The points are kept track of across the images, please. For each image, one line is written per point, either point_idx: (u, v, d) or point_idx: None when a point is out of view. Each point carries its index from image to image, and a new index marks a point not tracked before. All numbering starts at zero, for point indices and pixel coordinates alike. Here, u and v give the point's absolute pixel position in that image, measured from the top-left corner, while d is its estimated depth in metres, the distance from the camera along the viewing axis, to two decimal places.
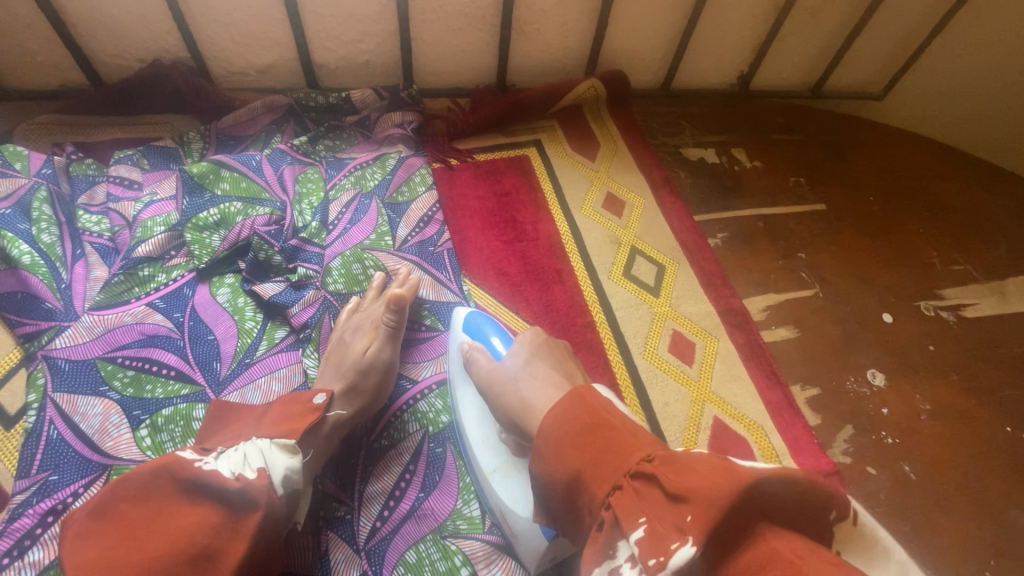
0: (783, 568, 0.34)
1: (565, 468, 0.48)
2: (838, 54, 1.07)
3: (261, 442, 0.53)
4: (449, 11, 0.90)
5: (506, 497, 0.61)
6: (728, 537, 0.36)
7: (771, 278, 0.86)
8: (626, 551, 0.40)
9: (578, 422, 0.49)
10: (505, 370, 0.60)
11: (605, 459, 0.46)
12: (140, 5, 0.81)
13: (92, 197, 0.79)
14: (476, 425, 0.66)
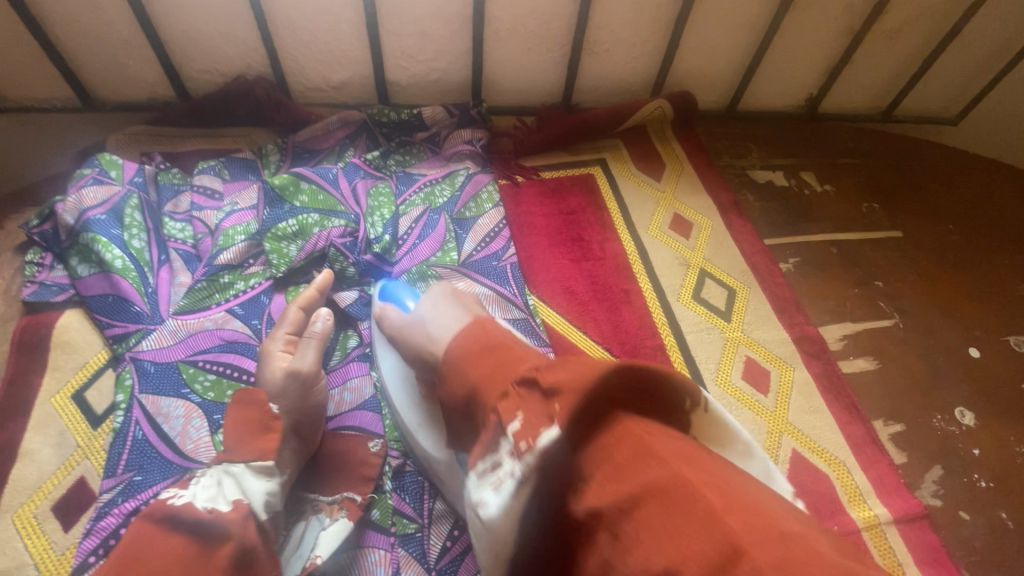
0: (632, 445, 0.39)
1: (463, 385, 0.49)
2: (914, 78, 1.04)
3: (235, 471, 0.54)
4: (522, 32, 0.91)
5: (429, 445, 0.63)
6: (592, 418, 0.41)
7: (848, 306, 0.83)
8: (506, 442, 0.43)
9: (475, 343, 0.51)
10: (416, 313, 0.62)
11: (493, 370, 0.48)
12: (231, 24, 0.85)
13: (177, 206, 0.83)
14: (396, 386, 0.68)
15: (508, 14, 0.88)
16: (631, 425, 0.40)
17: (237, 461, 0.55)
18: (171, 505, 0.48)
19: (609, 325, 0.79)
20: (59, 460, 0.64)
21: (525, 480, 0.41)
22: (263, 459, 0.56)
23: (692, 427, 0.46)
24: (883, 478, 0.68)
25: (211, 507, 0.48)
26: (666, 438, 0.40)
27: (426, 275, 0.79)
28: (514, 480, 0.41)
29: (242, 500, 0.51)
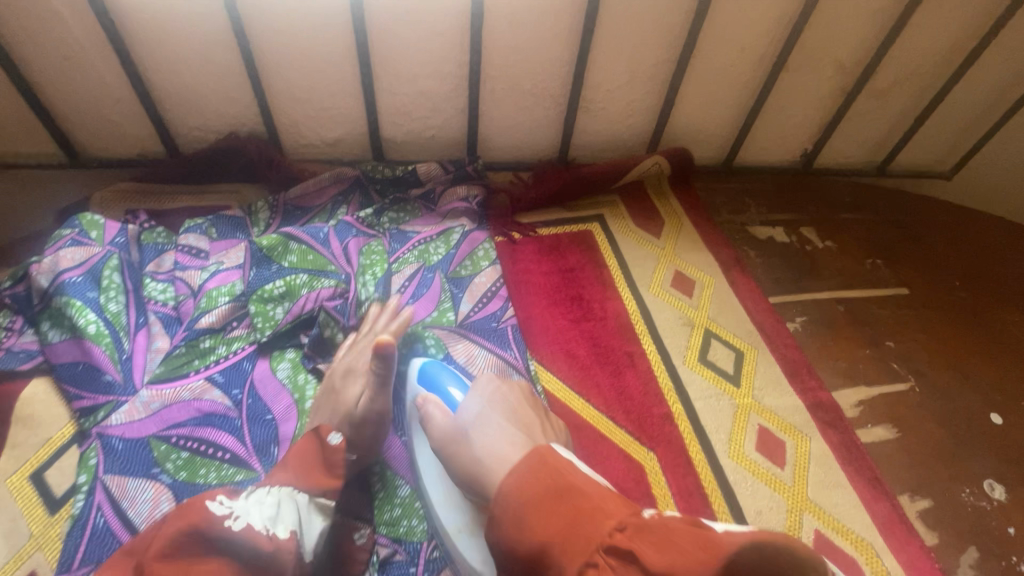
0: None
1: (531, 539, 0.47)
2: (906, 134, 1.04)
3: (299, 501, 0.55)
4: (517, 91, 0.91)
5: (477, 556, 0.58)
6: None
7: (860, 369, 0.79)
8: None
9: (541, 486, 0.50)
10: (466, 425, 0.60)
11: (574, 531, 0.46)
12: (225, 83, 0.85)
13: (160, 265, 0.80)
14: (436, 485, 0.63)
15: (504, 73, 0.89)
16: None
17: (303, 491, 0.57)
18: (229, 529, 0.47)
19: (613, 391, 0.75)
20: (10, 552, 0.58)
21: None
22: (325, 496, 0.58)
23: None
24: (914, 563, 0.63)
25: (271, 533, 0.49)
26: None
27: (421, 338, 0.75)
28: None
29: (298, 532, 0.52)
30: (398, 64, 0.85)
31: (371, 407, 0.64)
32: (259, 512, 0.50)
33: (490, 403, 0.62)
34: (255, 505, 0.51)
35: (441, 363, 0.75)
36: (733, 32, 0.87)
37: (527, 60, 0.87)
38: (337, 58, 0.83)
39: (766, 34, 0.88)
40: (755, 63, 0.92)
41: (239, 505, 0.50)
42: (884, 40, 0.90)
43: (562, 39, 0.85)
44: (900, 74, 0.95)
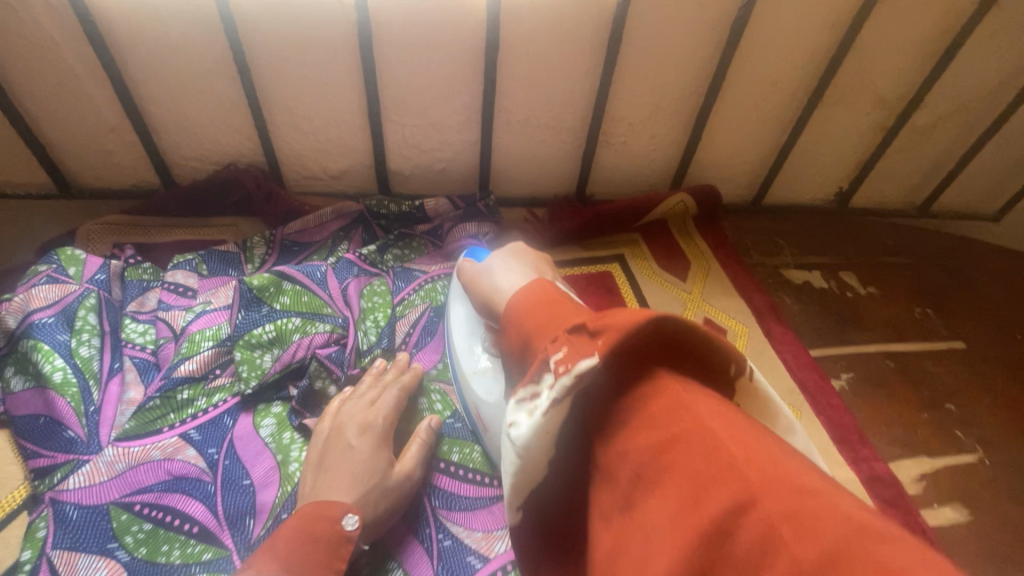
0: (677, 399, 0.35)
1: (512, 319, 0.44)
2: (950, 173, 0.97)
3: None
4: (533, 123, 0.86)
5: (487, 391, 0.62)
6: (634, 369, 0.37)
7: (919, 436, 0.70)
8: (548, 373, 0.38)
9: (539, 292, 0.45)
10: (490, 268, 0.64)
11: (551, 311, 0.42)
12: (225, 112, 0.80)
13: (143, 303, 0.74)
14: (464, 337, 0.67)
15: (521, 105, 0.83)
16: (678, 386, 0.36)
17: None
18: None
19: None
20: None
21: (564, 401, 0.37)
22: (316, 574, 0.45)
23: (732, 395, 0.42)
24: None
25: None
26: (708, 400, 0.35)
27: (426, 392, 0.69)
28: (552, 403, 0.37)
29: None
30: (407, 95, 0.81)
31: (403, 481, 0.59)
32: None
33: (508, 254, 0.66)
34: None
35: (447, 421, 0.67)
36: (766, 63, 0.82)
37: (546, 90, 0.82)
38: (343, 87, 0.79)
39: (802, 66, 0.82)
40: (789, 96, 0.86)
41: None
42: (929, 74, 0.83)
43: (582, 69, 0.80)
44: (946, 110, 0.89)
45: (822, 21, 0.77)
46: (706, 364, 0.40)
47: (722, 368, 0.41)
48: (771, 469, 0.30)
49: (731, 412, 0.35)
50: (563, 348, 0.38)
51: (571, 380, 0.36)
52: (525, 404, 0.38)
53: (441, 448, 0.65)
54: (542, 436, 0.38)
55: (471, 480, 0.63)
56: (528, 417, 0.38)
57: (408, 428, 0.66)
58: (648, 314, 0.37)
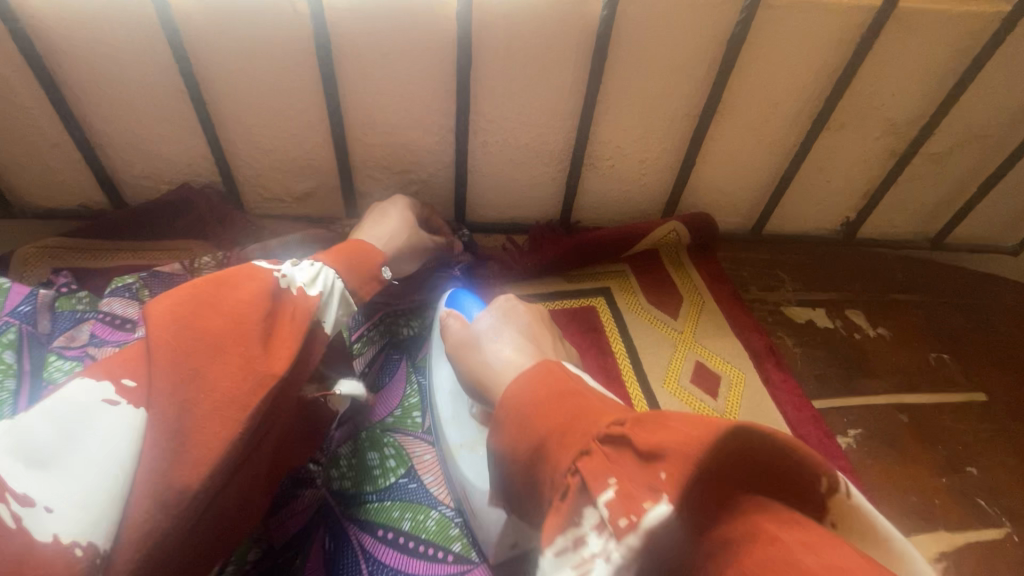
0: (765, 543, 0.32)
1: (530, 435, 0.43)
2: (968, 205, 0.89)
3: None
4: (514, 145, 0.79)
5: (475, 473, 0.54)
6: (708, 507, 0.35)
7: (937, 506, 0.63)
8: (592, 511, 0.37)
9: (548, 387, 0.45)
10: (480, 333, 0.57)
11: (572, 423, 0.42)
12: (177, 129, 0.74)
13: (73, 337, 0.67)
14: (448, 403, 0.60)
15: (499, 126, 0.77)
16: (767, 526, 0.33)
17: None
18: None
19: None
20: None
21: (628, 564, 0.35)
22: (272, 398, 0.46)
23: (830, 517, 0.37)
24: None
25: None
26: (802, 538, 0.32)
27: (379, 446, 0.61)
28: (611, 564, 0.35)
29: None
30: (374, 113, 0.74)
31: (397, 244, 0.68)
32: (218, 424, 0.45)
33: (506, 313, 0.59)
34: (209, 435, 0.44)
35: (401, 482, 0.59)
36: (766, 84, 0.75)
37: (526, 110, 0.76)
38: (303, 103, 0.72)
39: (805, 88, 0.75)
40: (791, 119, 0.79)
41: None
42: (945, 99, 0.76)
43: (565, 88, 0.74)
44: (962, 137, 0.82)
45: (827, 40, 0.70)
46: (792, 489, 0.36)
47: (811, 486, 0.36)
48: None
49: (840, 550, 0.31)
50: (612, 486, 0.37)
51: (638, 541, 0.35)
52: (568, 555, 0.37)
53: (391, 515, 0.56)
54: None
55: (424, 555, 0.54)
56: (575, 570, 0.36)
57: (355, 489, 0.58)
58: (707, 444, 0.35)
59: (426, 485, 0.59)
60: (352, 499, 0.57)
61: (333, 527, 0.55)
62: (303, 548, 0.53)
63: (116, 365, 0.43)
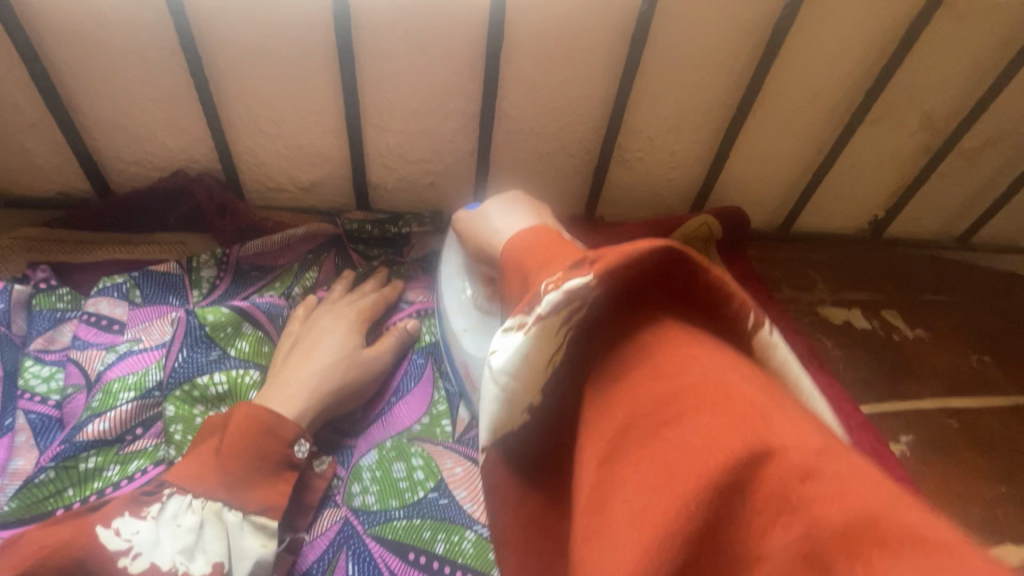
0: (688, 356, 0.31)
1: (519, 274, 0.39)
2: (996, 203, 0.87)
3: (227, 521, 0.45)
4: (539, 133, 0.74)
5: (474, 349, 0.56)
6: (637, 320, 0.34)
7: (998, 517, 0.60)
8: (534, 296, 0.34)
9: (543, 233, 0.41)
10: (486, 214, 0.58)
11: (557, 248, 0.39)
12: (172, 109, 0.67)
13: (53, 340, 0.59)
14: (449, 291, 0.61)
15: (524, 113, 0.72)
16: (689, 343, 0.32)
17: (235, 507, 0.46)
18: (123, 571, 0.40)
19: None
20: None
21: (546, 331, 0.33)
22: (267, 513, 0.47)
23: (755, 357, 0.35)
24: None
25: (180, 573, 0.42)
26: (740, 371, 0.30)
27: (404, 456, 0.55)
28: (528, 338, 0.34)
29: (224, 566, 0.43)
30: (392, 96, 0.68)
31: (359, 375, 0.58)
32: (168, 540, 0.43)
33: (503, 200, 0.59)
34: (168, 532, 0.43)
35: (430, 497, 0.52)
36: (807, 74, 0.71)
37: (555, 96, 0.71)
38: (315, 83, 0.66)
39: (846, 77, 0.72)
40: (828, 111, 0.75)
41: (143, 535, 0.42)
42: (985, 93, 0.74)
43: (598, 73, 0.69)
44: (997, 133, 0.79)
45: (873, 27, 0.67)
46: (716, 314, 0.35)
47: (740, 322, 0.35)
48: (841, 475, 0.25)
49: (764, 387, 0.30)
50: (556, 275, 0.35)
51: (559, 297, 0.33)
52: (512, 333, 0.34)
53: (422, 535, 0.50)
54: (530, 365, 0.34)
55: None
56: (514, 345, 0.34)
57: (380, 505, 0.51)
58: (642, 247, 0.34)
59: (458, 501, 0.52)
60: (377, 517, 0.50)
61: (358, 550, 0.49)
62: (325, 575, 0.47)
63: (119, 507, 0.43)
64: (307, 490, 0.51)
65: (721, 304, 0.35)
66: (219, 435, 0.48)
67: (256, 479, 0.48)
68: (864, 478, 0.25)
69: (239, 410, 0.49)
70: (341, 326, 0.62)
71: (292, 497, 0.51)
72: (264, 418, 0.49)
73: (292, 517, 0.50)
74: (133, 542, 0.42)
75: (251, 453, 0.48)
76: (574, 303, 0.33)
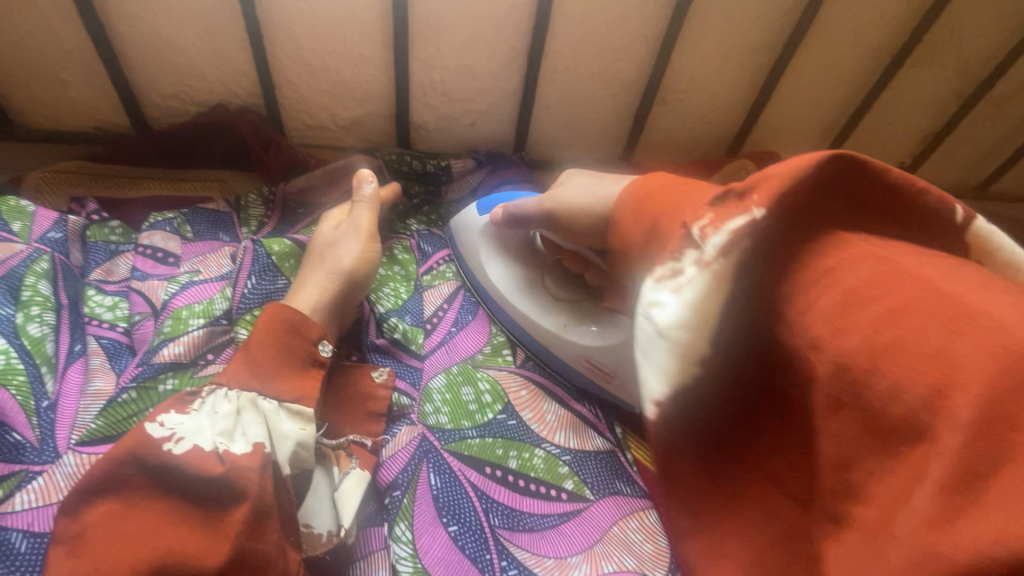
0: (881, 263, 0.28)
1: (643, 224, 0.39)
2: (1017, 152, 0.89)
3: (264, 408, 0.46)
4: (584, 72, 0.74)
5: (595, 337, 0.57)
6: (808, 245, 0.31)
7: None
8: (689, 248, 0.33)
9: (652, 184, 0.40)
10: (574, 190, 0.55)
11: (670, 203, 0.37)
12: (215, 39, 0.65)
13: (111, 271, 0.59)
14: (520, 297, 0.61)
15: (571, 49, 0.71)
16: (878, 251, 0.29)
17: (268, 396, 0.47)
18: (169, 454, 0.41)
19: None
20: None
21: (715, 270, 0.31)
22: (301, 402, 0.48)
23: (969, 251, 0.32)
24: None
25: (221, 451, 0.42)
26: (903, 250, 0.29)
27: (472, 380, 0.58)
28: (701, 283, 0.31)
29: (266, 447, 0.44)
30: (441, 28, 0.67)
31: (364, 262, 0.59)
32: (207, 427, 0.44)
33: (574, 176, 0.58)
34: (206, 420, 0.44)
35: (499, 418, 0.56)
36: (854, 14, 0.71)
37: (604, 31, 0.70)
38: (364, 11, 0.64)
39: (892, 17, 0.72)
40: (870, 53, 0.76)
41: (186, 424, 0.43)
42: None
43: (650, 8, 0.68)
44: None
45: None
46: (901, 217, 0.32)
47: (941, 217, 0.32)
48: (977, 294, 0.26)
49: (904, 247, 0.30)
50: (706, 215, 0.33)
51: (723, 238, 0.31)
52: (666, 282, 0.32)
53: (495, 452, 0.53)
54: (701, 313, 0.31)
55: (537, 493, 0.52)
56: (677, 296, 0.32)
57: (454, 425, 0.54)
58: (809, 162, 0.31)
59: (525, 422, 0.56)
60: (450, 434, 0.54)
61: (437, 463, 0.52)
62: (409, 487, 0.50)
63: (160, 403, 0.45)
64: (368, 398, 0.54)
65: (894, 200, 0.32)
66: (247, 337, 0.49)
67: (287, 374, 0.49)
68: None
69: (266, 308, 0.51)
70: (333, 219, 0.62)
71: (326, 390, 0.53)
72: (290, 318, 0.50)
73: (330, 412, 0.53)
74: (175, 430, 0.43)
75: (280, 352, 0.49)
76: (742, 243, 0.31)
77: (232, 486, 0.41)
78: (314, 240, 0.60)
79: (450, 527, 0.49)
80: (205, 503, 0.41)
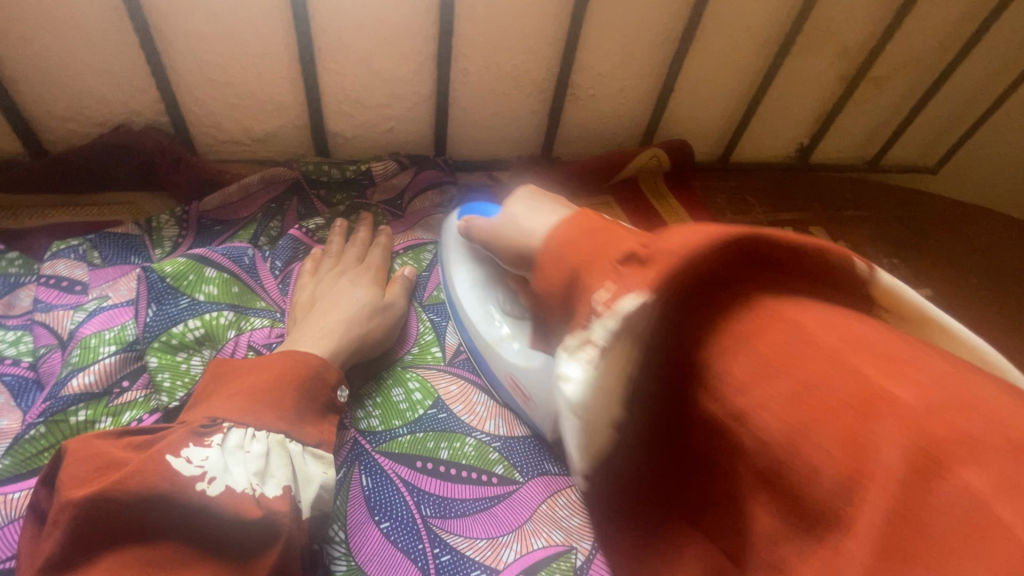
0: (798, 337, 0.33)
1: (563, 270, 0.42)
2: (900, 127, 0.97)
3: (291, 451, 0.45)
4: (494, 72, 0.76)
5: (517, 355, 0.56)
6: (710, 304, 0.36)
7: None
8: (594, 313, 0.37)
9: (585, 229, 0.43)
10: (515, 216, 0.56)
11: (603, 246, 0.41)
12: (110, 59, 0.63)
13: (12, 304, 0.58)
14: (472, 298, 0.61)
15: (479, 51, 0.73)
16: (790, 316, 0.34)
17: (294, 439, 0.46)
18: (201, 495, 0.39)
19: None
20: None
21: (615, 347, 0.35)
22: (323, 446, 0.48)
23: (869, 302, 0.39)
24: None
25: (256, 495, 0.41)
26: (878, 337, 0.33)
27: (401, 381, 0.60)
28: (601, 348, 0.35)
29: (292, 489, 0.43)
30: (345, 38, 0.67)
31: (386, 324, 0.61)
32: (236, 463, 0.41)
33: (521, 197, 0.59)
34: (237, 458, 0.42)
35: (430, 413, 0.57)
36: (739, 7, 0.76)
37: (508, 32, 0.72)
38: (263, 24, 0.64)
39: (774, 10, 0.77)
40: (759, 44, 0.81)
41: (212, 460, 0.40)
42: (891, 22, 0.81)
43: (550, 10, 0.71)
44: (902, 60, 0.88)
45: None
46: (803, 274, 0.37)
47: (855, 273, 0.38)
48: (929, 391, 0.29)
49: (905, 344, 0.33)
50: (609, 289, 0.37)
51: (614, 320, 0.35)
52: (577, 353, 0.36)
53: (426, 445, 0.55)
54: (598, 388, 0.36)
55: (467, 479, 0.53)
56: (582, 367, 0.36)
57: (384, 426, 0.56)
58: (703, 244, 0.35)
59: (456, 413, 0.58)
60: (382, 436, 0.55)
61: (368, 465, 0.53)
62: (340, 489, 0.51)
63: (177, 439, 0.41)
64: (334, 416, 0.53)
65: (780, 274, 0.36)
66: (258, 376, 0.47)
67: (309, 419, 0.48)
68: (860, 373, 0.30)
69: (280, 359, 0.49)
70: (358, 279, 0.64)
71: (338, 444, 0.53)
72: (309, 364, 0.50)
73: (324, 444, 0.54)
74: (205, 468, 0.40)
75: (300, 394, 0.48)
76: (631, 326, 0.35)
77: (267, 532, 0.40)
78: (330, 292, 0.62)
79: (383, 524, 0.50)
80: (240, 546, 0.39)
